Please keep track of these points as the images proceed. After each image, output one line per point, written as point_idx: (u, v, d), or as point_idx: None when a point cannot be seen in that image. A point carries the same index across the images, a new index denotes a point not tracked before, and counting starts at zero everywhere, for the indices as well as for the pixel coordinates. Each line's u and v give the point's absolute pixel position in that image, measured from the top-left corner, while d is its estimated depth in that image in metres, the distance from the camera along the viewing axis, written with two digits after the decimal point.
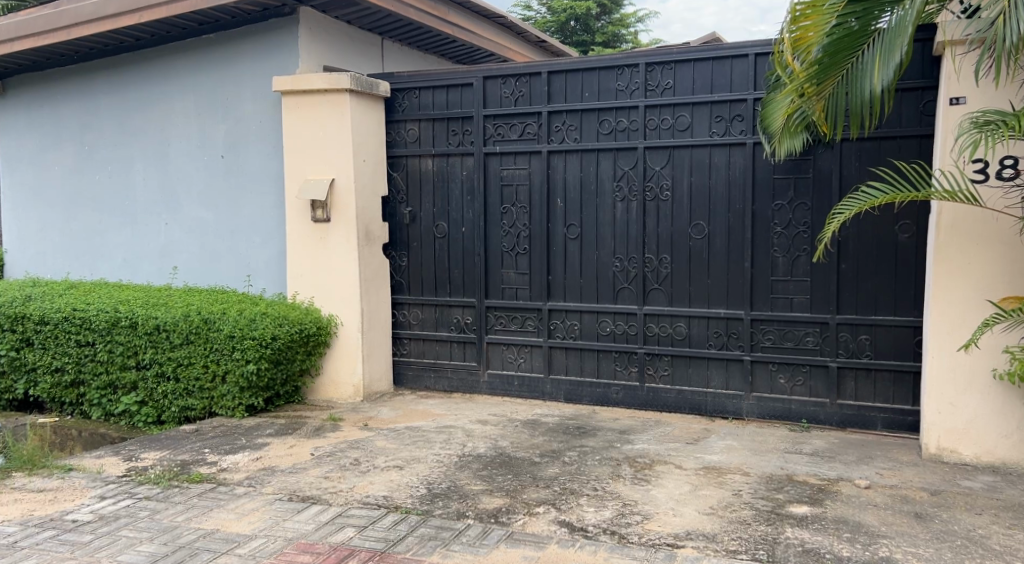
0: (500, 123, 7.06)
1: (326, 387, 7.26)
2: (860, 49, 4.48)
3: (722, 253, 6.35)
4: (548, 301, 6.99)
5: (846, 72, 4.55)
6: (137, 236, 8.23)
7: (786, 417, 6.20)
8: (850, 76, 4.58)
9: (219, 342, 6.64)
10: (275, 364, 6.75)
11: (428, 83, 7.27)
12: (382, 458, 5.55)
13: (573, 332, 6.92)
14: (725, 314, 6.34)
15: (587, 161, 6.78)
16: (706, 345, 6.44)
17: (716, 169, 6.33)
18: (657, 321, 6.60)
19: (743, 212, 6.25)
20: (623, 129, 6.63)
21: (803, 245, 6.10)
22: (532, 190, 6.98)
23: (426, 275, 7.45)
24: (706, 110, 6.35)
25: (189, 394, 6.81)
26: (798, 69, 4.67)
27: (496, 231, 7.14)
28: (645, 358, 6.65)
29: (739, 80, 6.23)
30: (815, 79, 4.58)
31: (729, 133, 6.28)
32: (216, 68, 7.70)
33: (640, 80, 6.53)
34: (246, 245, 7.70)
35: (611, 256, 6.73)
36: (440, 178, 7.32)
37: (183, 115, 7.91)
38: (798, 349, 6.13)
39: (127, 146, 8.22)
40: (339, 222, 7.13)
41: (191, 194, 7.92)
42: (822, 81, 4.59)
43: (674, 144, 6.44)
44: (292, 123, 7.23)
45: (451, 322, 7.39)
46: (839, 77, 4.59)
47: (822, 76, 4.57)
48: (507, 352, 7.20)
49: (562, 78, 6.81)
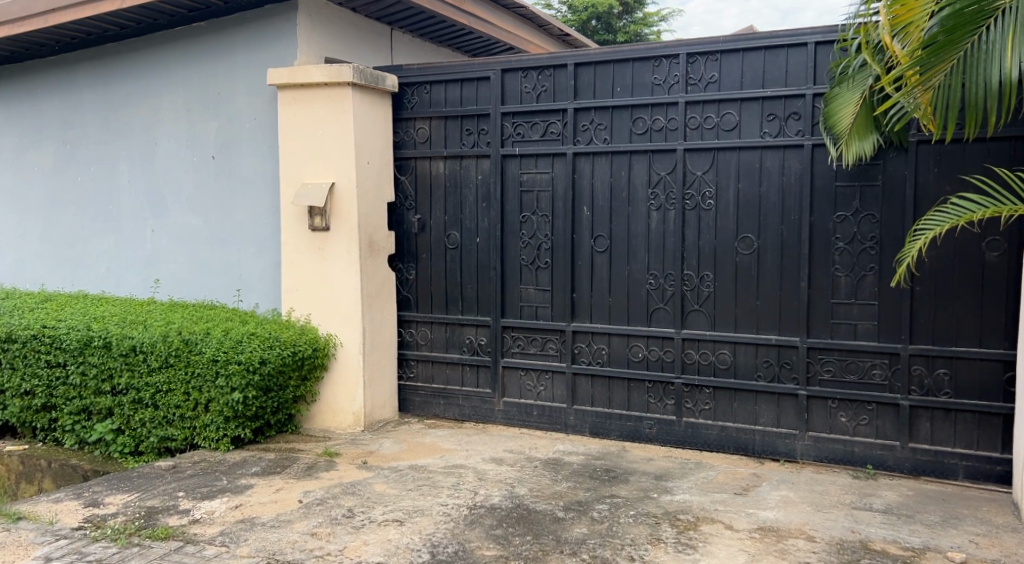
0: (520, 121, 6.28)
1: (323, 415, 6.50)
2: (983, 27, 3.72)
3: (774, 271, 5.55)
4: (572, 322, 6.20)
5: (963, 56, 3.78)
6: (122, 243, 7.50)
7: (848, 462, 5.39)
8: (970, 61, 3.79)
9: (202, 366, 5.88)
10: (264, 392, 5.98)
11: (440, 76, 6.50)
12: (380, 508, 4.77)
13: (600, 357, 6.13)
14: (777, 341, 5.54)
15: (618, 164, 5.98)
16: (753, 376, 5.64)
17: (768, 175, 5.53)
18: (697, 347, 5.80)
19: (799, 224, 5.44)
20: (659, 128, 5.83)
21: (870, 264, 5.29)
22: (556, 196, 6.20)
23: (436, 290, 6.68)
24: (756, 107, 5.54)
25: (169, 423, 6.06)
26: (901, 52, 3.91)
27: (515, 242, 6.36)
28: (683, 390, 5.85)
29: (795, 73, 5.43)
30: (925, 61, 3.80)
31: (783, 134, 5.48)
32: (207, 59, 6.96)
33: (680, 73, 5.73)
34: (239, 255, 6.95)
35: (645, 272, 5.93)
36: (453, 183, 6.55)
37: (171, 111, 7.18)
38: (862, 383, 5.33)
39: (111, 145, 7.49)
40: (340, 231, 6.37)
41: (179, 198, 7.19)
42: (932, 66, 3.81)
43: (719, 146, 5.64)
44: (288, 119, 6.48)
45: (463, 343, 6.61)
46: (953, 63, 3.82)
47: (934, 58, 3.79)
48: (526, 378, 6.42)
49: (591, 71, 6.03)
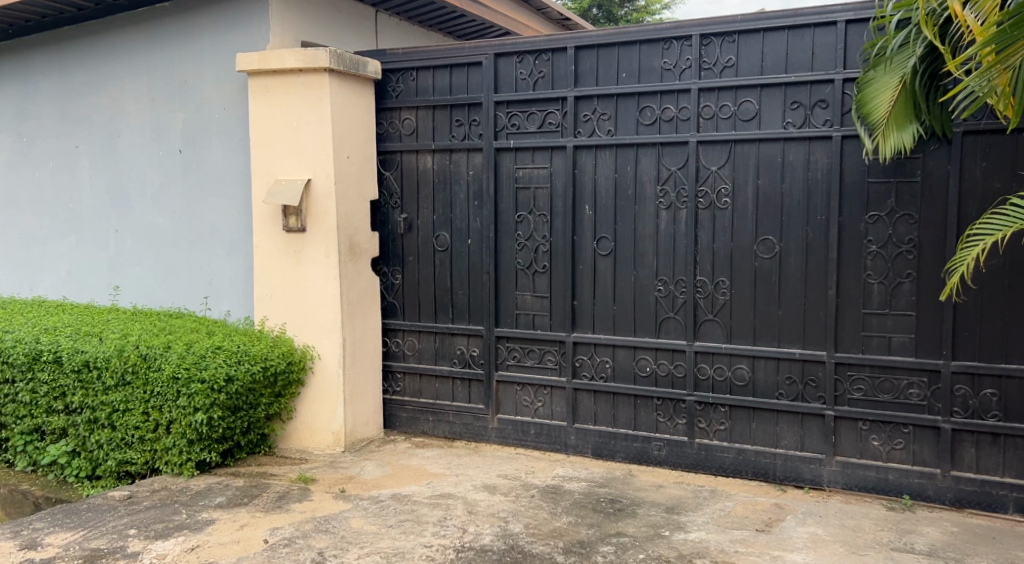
0: (515, 111, 5.70)
1: (300, 434, 5.92)
2: None
3: (798, 277, 4.98)
4: (572, 333, 5.63)
5: None
6: (85, 245, 6.93)
7: (882, 491, 4.82)
8: None
9: (161, 384, 5.31)
10: (231, 411, 5.42)
11: (428, 61, 5.91)
12: (356, 551, 4.24)
13: (604, 372, 5.56)
14: (801, 355, 4.99)
15: (623, 158, 5.40)
16: (775, 394, 5.08)
17: (791, 171, 4.96)
18: (711, 361, 5.24)
19: (827, 225, 4.87)
20: (669, 118, 5.25)
21: (907, 270, 4.73)
22: (554, 194, 5.62)
23: (424, 296, 6.10)
24: (778, 94, 4.97)
25: (128, 445, 5.48)
26: (976, 28, 3.42)
27: (509, 245, 5.78)
28: (696, 408, 5.29)
29: (822, 55, 4.85)
30: (1006, 37, 3.31)
31: (809, 124, 4.90)
32: (172, 44, 6.37)
33: (693, 56, 5.15)
34: (209, 258, 6.36)
35: (653, 277, 5.36)
36: (441, 179, 5.97)
37: (134, 101, 6.59)
38: (897, 403, 4.77)
39: (72, 138, 6.92)
40: (317, 232, 5.79)
41: (144, 195, 6.61)
42: (1015, 41, 3.32)
43: (737, 137, 5.07)
44: (260, 110, 5.89)
45: (454, 354, 6.04)
46: None
47: (1016, 33, 3.29)
48: (522, 393, 5.84)
49: (592, 54, 5.44)
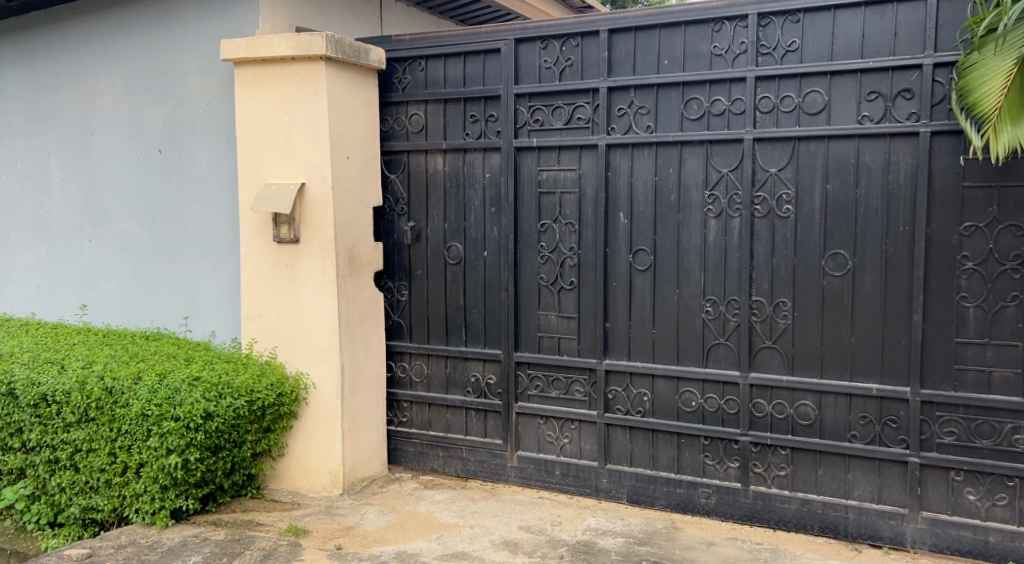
0: (538, 105, 4.95)
1: (292, 473, 5.18)
2: None
3: (875, 299, 4.25)
4: (604, 359, 4.87)
5: None
6: (56, 256, 6.23)
7: (979, 554, 4.10)
8: None
9: (129, 422, 4.59)
10: (211, 451, 4.69)
11: (439, 48, 5.16)
12: None
13: (640, 406, 4.80)
14: (878, 392, 4.24)
15: (665, 158, 4.64)
16: (847, 437, 4.33)
17: (867, 174, 4.22)
18: (768, 397, 4.49)
19: (911, 239, 4.15)
20: (720, 112, 4.50)
21: (1010, 292, 4.01)
22: (584, 201, 4.86)
23: (434, 315, 5.36)
24: (851, 83, 4.22)
25: (93, 490, 4.77)
26: None
27: (531, 258, 5.02)
28: (751, 450, 4.54)
29: (907, 36, 4.12)
30: None
31: (889, 118, 4.16)
32: (151, 31, 5.65)
33: (748, 40, 4.40)
34: (192, 272, 5.63)
35: (700, 297, 4.61)
36: (454, 182, 5.22)
37: (109, 95, 5.87)
38: (998, 450, 4.05)
39: (41, 136, 6.22)
40: (312, 244, 5.06)
41: (119, 201, 5.89)
42: None
43: (801, 134, 4.32)
44: (246, 104, 5.16)
45: (468, 382, 5.29)
46: None
47: None
48: (545, 428, 5.09)
49: (629, 39, 4.70)
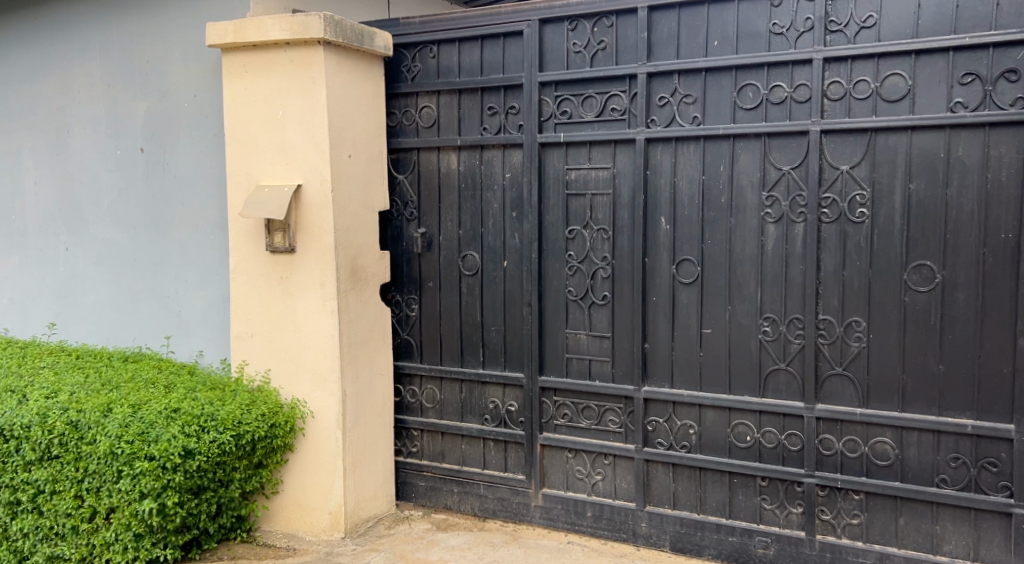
0: (567, 95, 4.32)
1: (287, 514, 4.56)
2: None
3: (968, 319, 3.61)
4: (643, 387, 4.22)
5: None
6: (30, 267, 5.64)
7: None
8: None
9: (97, 461, 3.99)
10: (192, 493, 4.08)
11: (453, 31, 4.53)
12: None
13: (685, 441, 4.16)
14: (973, 430, 3.61)
15: (715, 154, 4.00)
16: (935, 481, 3.69)
17: (960, 171, 3.58)
18: (838, 432, 3.84)
19: (1016, 251, 3.52)
20: (781, 100, 3.86)
21: None
22: (619, 204, 4.22)
23: (447, 333, 4.73)
24: (939, 64, 3.58)
25: (58, 537, 4.14)
26: None
27: (558, 269, 4.39)
28: (817, 494, 3.89)
29: (1010, 8, 3.48)
30: None
31: (987, 105, 3.53)
32: (131, 16, 5.04)
33: (815, 15, 3.76)
34: (177, 284, 5.02)
35: (755, 315, 3.97)
36: (470, 183, 4.60)
37: (86, 87, 5.27)
38: None
39: (15, 134, 5.65)
40: (309, 254, 4.44)
41: (98, 205, 5.30)
42: None
43: (879, 125, 3.67)
44: (235, 96, 4.54)
45: (485, 409, 4.65)
46: None
47: None
48: (575, 462, 4.44)
49: (672, 17, 4.06)
